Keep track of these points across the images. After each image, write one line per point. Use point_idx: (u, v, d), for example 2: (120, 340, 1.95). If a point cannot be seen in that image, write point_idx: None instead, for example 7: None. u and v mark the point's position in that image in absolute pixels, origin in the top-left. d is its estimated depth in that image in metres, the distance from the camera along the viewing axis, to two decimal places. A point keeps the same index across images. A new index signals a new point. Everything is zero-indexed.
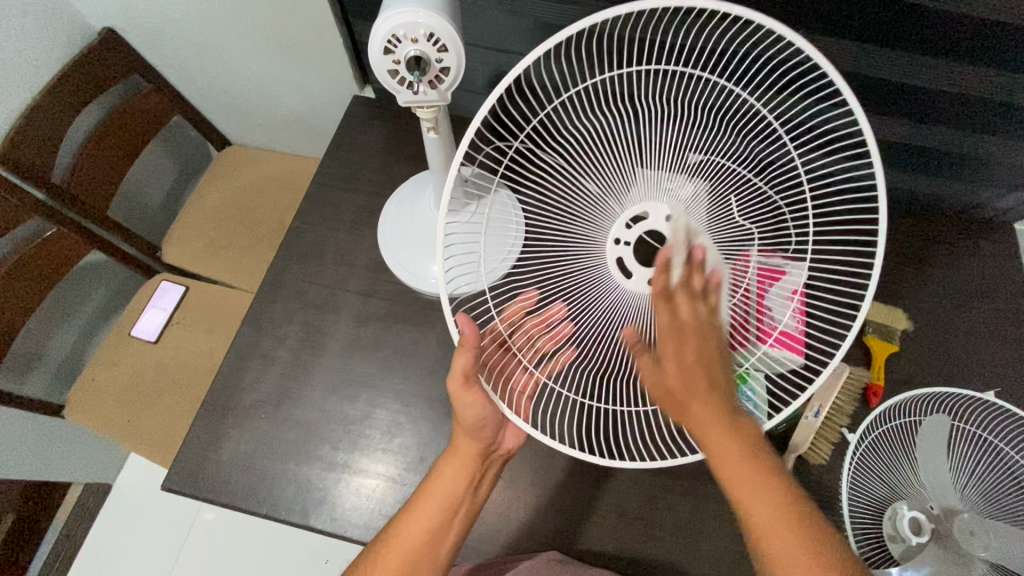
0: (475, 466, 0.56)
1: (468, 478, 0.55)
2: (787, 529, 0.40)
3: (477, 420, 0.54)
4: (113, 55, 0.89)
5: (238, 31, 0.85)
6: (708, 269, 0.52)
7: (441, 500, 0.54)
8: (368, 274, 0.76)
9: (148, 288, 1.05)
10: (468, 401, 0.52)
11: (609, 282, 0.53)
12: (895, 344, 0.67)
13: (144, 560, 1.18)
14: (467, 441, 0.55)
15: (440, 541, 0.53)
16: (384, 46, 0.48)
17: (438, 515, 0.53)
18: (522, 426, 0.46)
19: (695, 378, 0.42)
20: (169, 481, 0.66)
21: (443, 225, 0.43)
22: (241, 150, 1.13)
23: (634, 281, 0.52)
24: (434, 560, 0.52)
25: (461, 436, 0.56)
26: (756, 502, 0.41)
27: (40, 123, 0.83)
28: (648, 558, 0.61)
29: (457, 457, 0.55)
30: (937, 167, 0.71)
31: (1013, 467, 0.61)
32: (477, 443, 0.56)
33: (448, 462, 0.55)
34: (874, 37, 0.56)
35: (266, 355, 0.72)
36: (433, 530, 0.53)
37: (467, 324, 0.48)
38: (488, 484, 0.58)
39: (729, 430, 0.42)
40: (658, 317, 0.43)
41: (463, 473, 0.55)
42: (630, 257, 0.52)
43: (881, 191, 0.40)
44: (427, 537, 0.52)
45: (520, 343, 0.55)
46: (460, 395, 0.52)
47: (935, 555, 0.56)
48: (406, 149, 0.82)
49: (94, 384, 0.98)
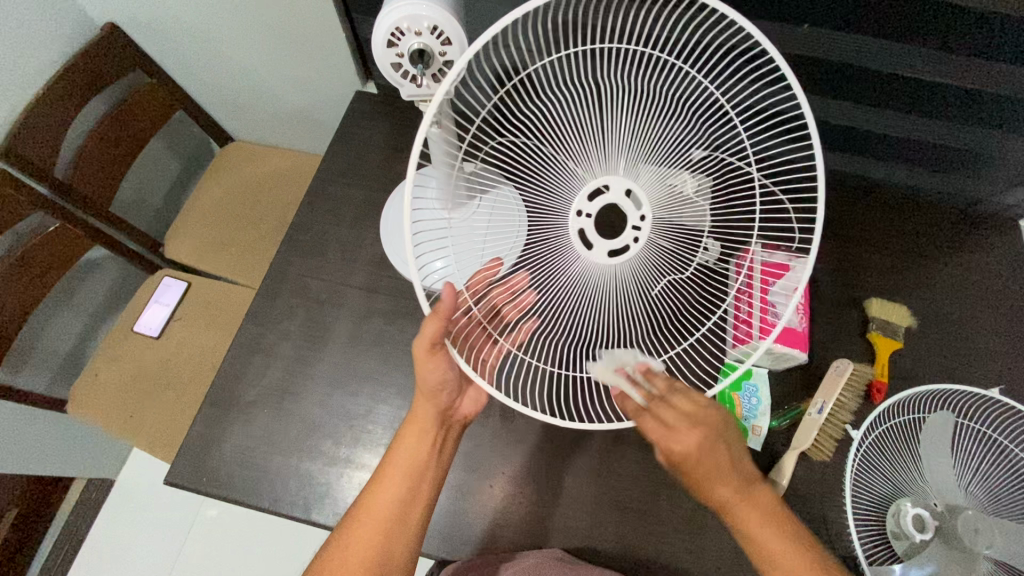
0: (434, 430, 0.55)
1: (429, 443, 0.55)
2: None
3: (436, 384, 0.53)
4: (115, 49, 0.89)
5: (241, 26, 0.85)
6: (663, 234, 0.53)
7: (406, 465, 0.54)
8: (370, 270, 0.75)
9: (150, 283, 1.05)
10: (430, 366, 0.52)
11: (571, 253, 0.53)
12: (899, 342, 0.67)
13: (146, 555, 1.18)
14: (425, 406, 0.55)
15: (410, 507, 0.53)
16: (387, 38, 0.48)
17: (405, 480, 0.54)
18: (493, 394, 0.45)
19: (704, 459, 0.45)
20: (172, 475, 0.66)
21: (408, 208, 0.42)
22: (243, 145, 1.13)
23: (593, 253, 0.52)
24: (408, 525, 0.53)
25: (416, 403, 0.55)
26: (784, 559, 0.46)
27: (43, 117, 0.82)
28: (650, 555, 0.61)
29: (415, 424, 0.55)
30: (943, 164, 0.70)
31: (1017, 463, 0.61)
32: (435, 407, 0.55)
33: (408, 429, 0.56)
34: (876, 30, 0.56)
35: (268, 351, 0.72)
36: (401, 499, 0.53)
37: (447, 294, 0.47)
38: (451, 447, 0.58)
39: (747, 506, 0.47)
40: (648, 428, 0.46)
41: (423, 437, 0.55)
42: (591, 230, 0.52)
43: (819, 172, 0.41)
44: (395, 506, 0.53)
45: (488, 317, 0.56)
46: (422, 359, 0.51)
47: (939, 555, 0.56)
48: (408, 144, 0.82)
49: (97, 379, 0.98)
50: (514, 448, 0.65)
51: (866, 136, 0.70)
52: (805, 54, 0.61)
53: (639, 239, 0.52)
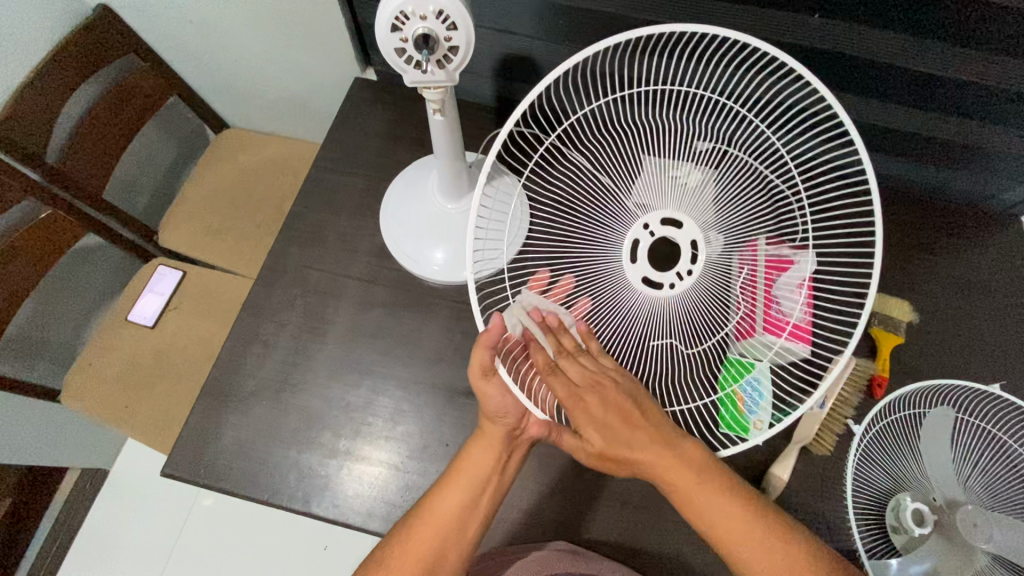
0: (501, 446, 0.56)
1: (495, 458, 0.55)
2: (749, 539, 0.46)
3: (497, 408, 0.53)
4: (108, 32, 0.87)
5: (237, 9, 0.83)
6: (717, 264, 0.55)
7: (470, 478, 0.54)
8: (370, 261, 0.74)
9: (145, 272, 1.04)
10: (487, 390, 0.52)
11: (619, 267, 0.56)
12: (900, 336, 0.66)
13: (139, 546, 1.18)
14: (491, 423, 0.55)
15: (471, 518, 0.54)
16: (392, 22, 0.46)
17: (466, 490, 0.54)
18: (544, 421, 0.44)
19: (610, 426, 0.49)
20: (168, 466, 0.65)
21: (476, 204, 0.45)
22: (239, 132, 1.12)
23: (635, 269, 0.55)
24: (465, 534, 0.53)
25: (485, 418, 0.56)
26: (736, 528, 0.46)
27: (34, 102, 0.81)
28: (651, 548, 0.61)
29: (483, 440, 0.56)
30: (946, 160, 0.70)
31: (1017, 460, 0.61)
32: (500, 427, 0.55)
33: (475, 443, 0.56)
34: (886, 22, 0.55)
35: (266, 341, 0.71)
36: (462, 506, 0.53)
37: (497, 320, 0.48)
38: (514, 466, 0.57)
39: (675, 462, 0.48)
40: (558, 388, 0.49)
41: (489, 454, 0.55)
42: (646, 243, 0.55)
43: (876, 205, 0.43)
44: (456, 512, 0.53)
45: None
46: (479, 382, 0.52)
47: (938, 548, 0.56)
48: (408, 133, 0.80)
49: (92, 369, 0.97)
50: None
51: (873, 129, 0.69)
52: (813, 45, 0.60)
53: (676, 284, 0.54)
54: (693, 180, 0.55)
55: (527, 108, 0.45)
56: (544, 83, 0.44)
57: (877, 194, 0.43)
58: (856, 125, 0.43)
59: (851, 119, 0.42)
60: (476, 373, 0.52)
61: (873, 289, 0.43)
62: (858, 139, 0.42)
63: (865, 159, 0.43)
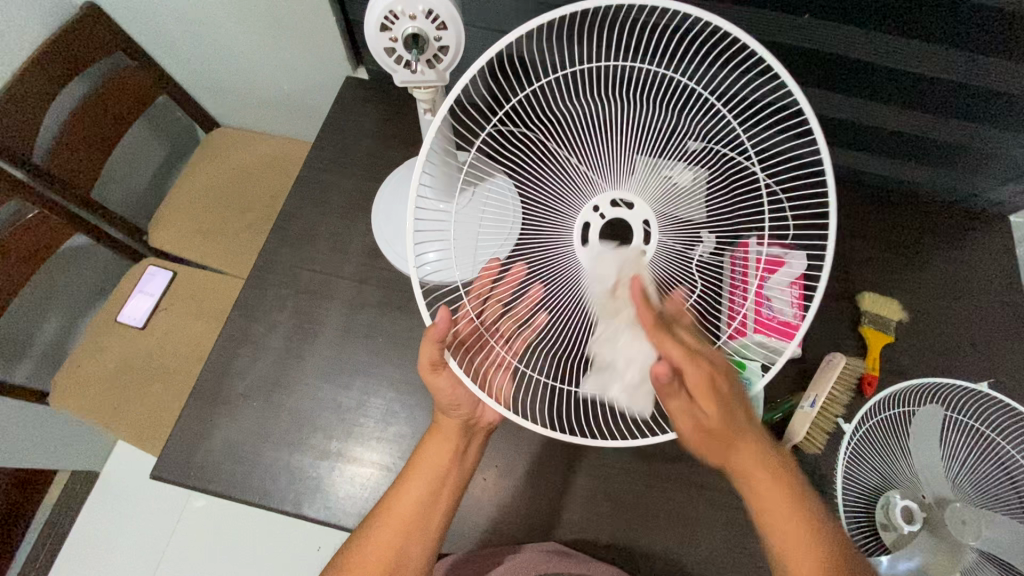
0: (457, 440, 0.57)
1: (451, 451, 0.56)
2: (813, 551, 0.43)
3: (450, 401, 0.54)
4: (96, 30, 0.86)
5: (227, 6, 0.82)
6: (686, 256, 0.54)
7: (428, 473, 0.55)
8: (361, 261, 0.74)
9: (134, 272, 1.03)
10: (439, 384, 0.53)
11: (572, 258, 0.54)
12: (890, 335, 0.67)
13: (131, 549, 1.17)
14: (446, 418, 0.57)
15: (431, 514, 0.54)
16: (380, 22, 0.46)
17: (423, 487, 0.54)
18: (498, 410, 0.45)
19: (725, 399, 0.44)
20: (158, 469, 0.65)
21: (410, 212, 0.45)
22: (230, 131, 1.11)
23: (587, 251, 0.53)
24: (427, 531, 0.54)
25: (439, 413, 0.57)
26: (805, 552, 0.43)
27: (22, 101, 0.80)
28: (643, 547, 0.61)
29: (439, 434, 0.57)
30: (935, 160, 0.70)
31: (1001, 455, 0.62)
32: (455, 420, 0.57)
33: (432, 438, 0.57)
34: (876, 24, 0.56)
35: (258, 342, 0.70)
36: (422, 503, 0.54)
37: (442, 316, 0.48)
38: (472, 457, 0.58)
39: (764, 466, 0.45)
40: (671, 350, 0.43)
41: (445, 449, 0.56)
42: (598, 229, 0.53)
43: (828, 189, 0.42)
44: (415, 510, 0.54)
45: (480, 308, 0.58)
46: (430, 378, 0.53)
47: (927, 546, 0.56)
48: (400, 132, 0.80)
49: (81, 370, 0.96)
50: (509, 441, 0.65)
51: (865, 129, 0.69)
52: (804, 46, 0.60)
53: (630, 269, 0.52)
54: (682, 180, 0.53)
55: (456, 98, 0.42)
56: (479, 62, 0.41)
57: (831, 183, 0.42)
58: (810, 110, 0.41)
59: (805, 107, 0.41)
60: (426, 366, 0.53)
61: (822, 282, 0.44)
62: (813, 128, 0.41)
63: (818, 143, 0.42)
